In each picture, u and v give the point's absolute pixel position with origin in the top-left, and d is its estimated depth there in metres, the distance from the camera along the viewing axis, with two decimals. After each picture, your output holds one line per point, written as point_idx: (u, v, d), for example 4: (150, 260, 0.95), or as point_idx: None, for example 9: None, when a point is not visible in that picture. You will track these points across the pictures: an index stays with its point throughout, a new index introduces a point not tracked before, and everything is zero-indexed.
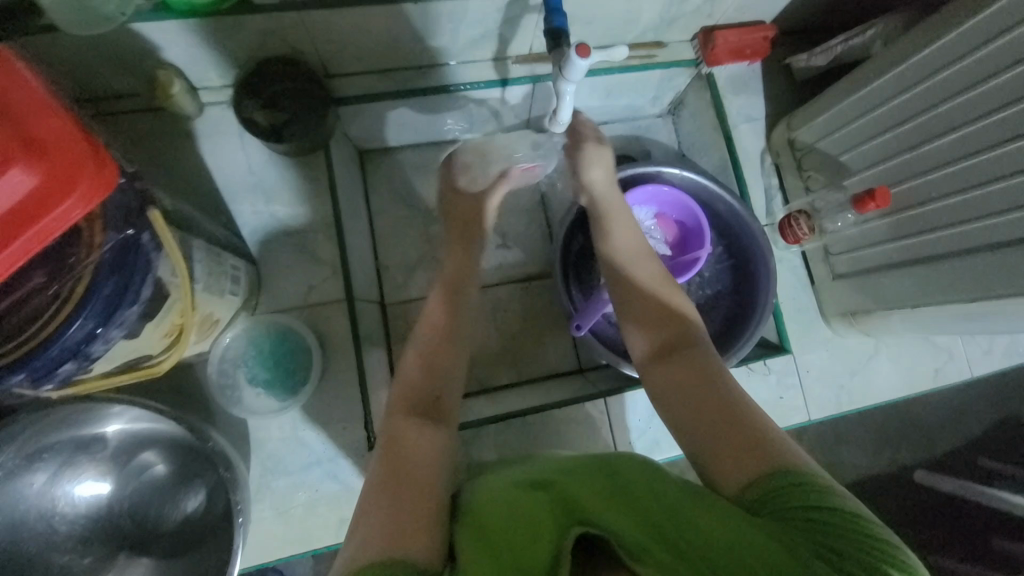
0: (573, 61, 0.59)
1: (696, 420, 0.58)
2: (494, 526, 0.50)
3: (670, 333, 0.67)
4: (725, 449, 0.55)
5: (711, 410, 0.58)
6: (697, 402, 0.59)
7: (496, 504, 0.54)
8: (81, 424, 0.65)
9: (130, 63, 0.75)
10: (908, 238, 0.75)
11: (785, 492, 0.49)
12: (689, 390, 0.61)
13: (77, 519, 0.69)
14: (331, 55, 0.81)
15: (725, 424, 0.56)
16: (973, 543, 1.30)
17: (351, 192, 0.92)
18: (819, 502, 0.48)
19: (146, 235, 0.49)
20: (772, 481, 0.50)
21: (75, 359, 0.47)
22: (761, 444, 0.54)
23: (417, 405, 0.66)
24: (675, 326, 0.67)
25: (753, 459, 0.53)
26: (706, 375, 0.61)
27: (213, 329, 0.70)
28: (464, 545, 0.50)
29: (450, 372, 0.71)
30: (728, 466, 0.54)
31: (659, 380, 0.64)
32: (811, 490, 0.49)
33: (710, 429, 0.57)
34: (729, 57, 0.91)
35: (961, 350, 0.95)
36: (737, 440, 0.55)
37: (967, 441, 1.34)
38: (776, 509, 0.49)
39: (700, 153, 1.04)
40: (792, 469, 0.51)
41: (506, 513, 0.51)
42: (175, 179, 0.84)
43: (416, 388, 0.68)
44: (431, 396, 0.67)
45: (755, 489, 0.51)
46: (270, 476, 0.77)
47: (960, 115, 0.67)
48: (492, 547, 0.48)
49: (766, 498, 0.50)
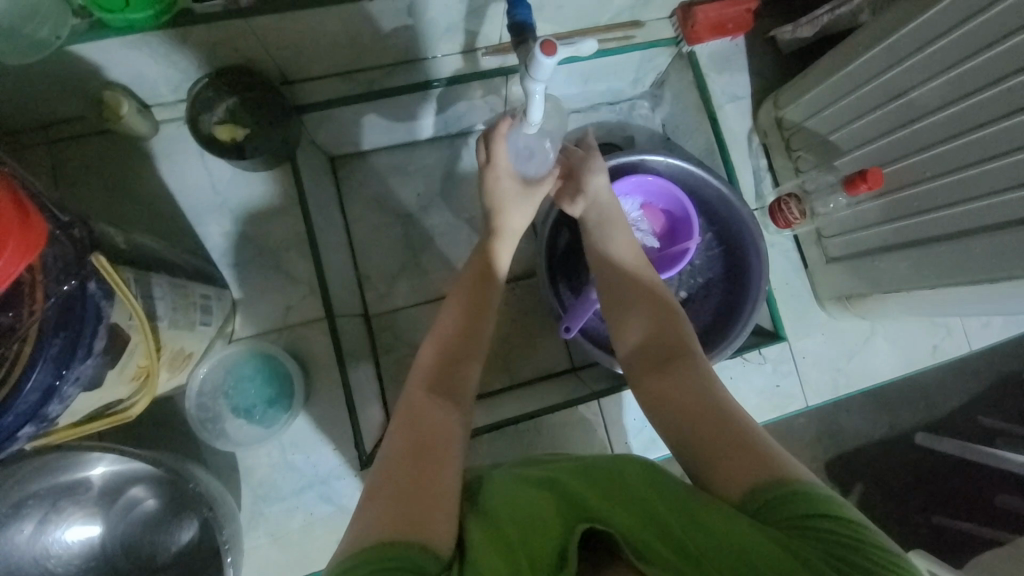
0: (539, 60, 0.55)
1: (690, 422, 0.56)
2: (502, 520, 0.48)
3: (662, 334, 0.66)
4: (722, 452, 0.53)
5: (708, 416, 0.56)
6: (691, 404, 0.58)
7: (502, 497, 0.52)
8: (61, 472, 0.63)
9: (74, 86, 0.70)
10: (904, 219, 0.72)
11: (786, 498, 0.47)
12: (683, 392, 0.59)
13: (73, 561, 0.69)
14: (288, 62, 0.76)
15: (720, 426, 0.55)
16: (975, 503, 1.31)
17: (323, 202, 0.89)
18: (821, 509, 0.46)
19: (92, 284, 0.46)
20: (771, 487, 0.48)
21: (33, 422, 0.45)
22: (758, 448, 0.52)
23: (440, 385, 0.62)
24: (667, 332, 0.66)
25: (752, 463, 0.51)
26: (698, 378, 0.60)
27: (187, 362, 0.68)
28: (472, 533, 0.48)
29: (474, 352, 0.67)
30: (725, 470, 0.52)
31: (650, 383, 0.62)
32: (812, 496, 0.47)
33: (705, 431, 0.55)
34: (712, 34, 0.86)
35: (960, 324, 0.93)
36: (734, 443, 0.53)
37: (966, 403, 1.34)
38: (777, 517, 0.47)
39: (685, 137, 1.00)
40: (791, 475, 0.49)
41: (513, 508, 0.49)
42: (137, 204, 0.80)
43: (439, 369, 0.64)
44: (455, 378, 0.63)
45: (754, 496, 0.49)
46: (262, 503, 0.76)
47: (956, 89, 0.63)
48: (498, 538, 0.46)
49: (766, 504, 0.48)
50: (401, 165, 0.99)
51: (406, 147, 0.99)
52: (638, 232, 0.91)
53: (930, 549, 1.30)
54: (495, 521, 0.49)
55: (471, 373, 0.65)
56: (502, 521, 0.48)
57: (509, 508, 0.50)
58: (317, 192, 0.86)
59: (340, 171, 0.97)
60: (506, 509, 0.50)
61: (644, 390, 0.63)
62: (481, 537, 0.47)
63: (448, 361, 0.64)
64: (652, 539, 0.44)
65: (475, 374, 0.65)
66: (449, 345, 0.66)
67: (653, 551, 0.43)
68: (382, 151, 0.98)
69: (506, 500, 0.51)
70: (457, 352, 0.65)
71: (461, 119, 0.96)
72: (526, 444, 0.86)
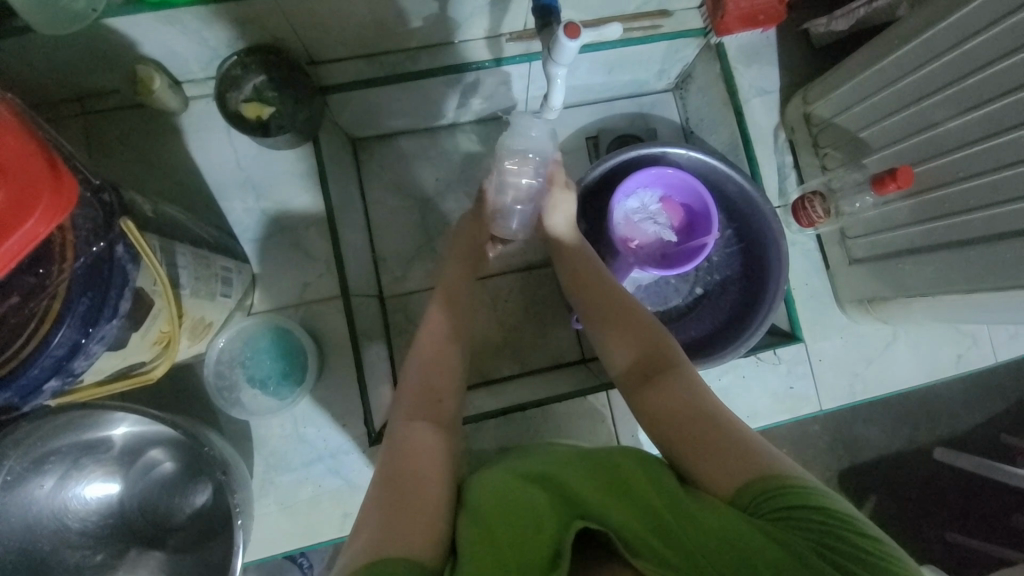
0: (562, 43, 0.55)
1: (679, 429, 0.56)
2: (498, 518, 0.49)
3: (644, 350, 0.66)
4: (713, 454, 0.53)
5: (694, 427, 0.55)
6: (682, 409, 0.58)
7: (495, 493, 0.53)
8: (85, 429, 0.66)
9: (110, 58, 0.73)
10: (936, 220, 0.70)
11: (776, 492, 0.48)
12: (671, 400, 0.59)
13: (90, 517, 0.72)
14: (314, 43, 0.77)
15: (708, 430, 0.55)
16: (993, 522, 1.27)
17: (344, 183, 0.90)
18: (809, 500, 0.47)
19: (119, 247, 0.48)
20: (761, 482, 0.49)
21: (59, 375, 0.47)
22: (748, 446, 0.52)
23: (419, 406, 0.65)
24: (650, 346, 0.66)
25: (743, 462, 0.51)
26: (687, 384, 0.60)
27: (207, 331, 0.70)
28: (464, 535, 0.49)
29: (452, 376, 0.70)
30: (716, 469, 0.52)
31: (642, 394, 0.62)
32: (804, 490, 0.47)
33: (694, 437, 0.55)
34: (742, 25, 0.83)
35: (987, 335, 0.90)
36: (723, 444, 0.53)
37: (988, 419, 1.30)
38: (768, 510, 0.47)
39: (709, 131, 0.98)
40: (781, 470, 0.50)
41: (510, 505, 0.51)
42: (165, 178, 0.82)
43: (417, 390, 0.67)
44: (434, 400, 0.66)
45: (746, 491, 0.49)
46: (273, 472, 0.78)
47: (995, 86, 0.60)
48: (491, 536, 0.48)
49: (756, 499, 0.48)
50: (421, 150, 0.99)
51: (426, 132, 1.00)
52: (655, 225, 0.90)
53: (941, 565, 1.26)
54: (491, 517, 0.50)
55: (447, 394, 0.68)
56: (495, 518, 0.49)
57: (505, 507, 0.51)
58: (337, 172, 0.87)
59: (362, 153, 0.98)
60: (500, 506, 0.51)
61: (637, 407, 0.63)
62: (475, 540, 0.48)
63: (428, 384, 0.68)
64: (645, 537, 0.45)
65: (451, 396, 0.68)
66: (435, 368, 0.70)
67: (646, 548, 0.44)
68: (403, 135, 0.99)
69: (501, 498, 0.52)
70: (437, 377, 0.69)
71: (482, 105, 0.96)
72: (533, 432, 0.87)
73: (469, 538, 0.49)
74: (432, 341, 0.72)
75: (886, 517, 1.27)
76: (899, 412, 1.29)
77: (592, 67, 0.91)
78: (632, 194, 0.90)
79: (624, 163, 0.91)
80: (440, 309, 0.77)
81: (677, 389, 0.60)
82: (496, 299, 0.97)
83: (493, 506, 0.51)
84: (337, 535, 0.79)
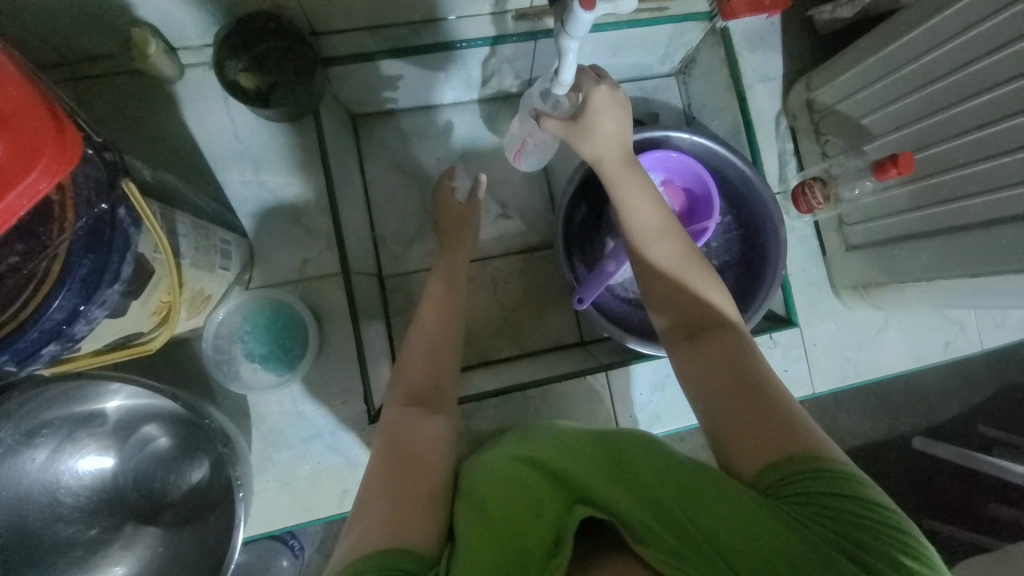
0: (577, 14, 0.54)
1: (721, 394, 0.55)
2: (502, 505, 0.50)
3: (696, 312, 0.63)
4: (752, 426, 0.52)
5: (741, 394, 0.54)
6: (725, 379, 0.56)
7: (494, 481, 0.54)
8: (79, 400, 0.65)
9: (103, 19, 0.70)
10: (933, 207, 0.71)
11: (804, 475, 0.48)
12: (715, 367, 0.57)
13: (82, 492, 0.70)
14: (316, 12, 0.75)
15: (749, 400, 0.54)
16: (968, 509, 1.32)
17: (344, 159, 0.88)
18: (835, 487, 0.47)
19: (122, 211, 0.46)
20: (790, 463, 0.49)
21: (59, 340, 0.45)
22: (787, 423, 0.52)
23: (416, 397, 0.65)
24: (702, 307, 0.63)
25: (773, 439, 0.51)
26: (732, 350, 0.58)
27: (205, 305, 0.69)
28: (462, 523, 0.49)
29: (448, 365, 0.70)
30: (747, 443, 0.52)
31: (682, 355, 0.61)
32: (833, 475, 0.47)
33: (731, 406, 0.54)
34: (748, 10, 0.82)
35: (974, 323, 0.93)
36: (759, 417, 0.53)
37: (967, 410, 1.34)
38: (789, 493, 0.47)
39: (711, 117, 0.99)
40: (810, 452, 0.49)
41: (514, 493, 0.51)
42: (160, 148, 0.80)
43: (415, 380, 0.67)
44: (429, 390, 0.66)
45: (770, 472, 0.49)
46: (272, 449, 0.78)
47: (995, 74, 0.62)
48: (491, 526, 0.47)
49: (780, 480, 0.49)
50: (422, 129, 0.98)
51: (428, 110, 0.98)
52: None
53: None
54: (492, 505, 0.50)
55: (444, 381, 0.68)
56: (495, 506, 0.50)
57: (507, 494, 0.51)
58: (338, 148, 0.86)
59: (362, 130, 0.96)
60: (500, 493, 0.52)
61: (678, 363, 0.61)
62: (473, 525, 0.48)
63: (429, 374, 0.68)
64: (650, 524, 0.45)
65: (450, 383, 0.68)
66: (428, 355, 0.70)
67: (651, 533, 0.45)
68: (404, 113, 0.97)
69: (502, 485, 0.53)
70: (432, 366, 0.69)
71: (486, 84, 0.95)
72: (531, 411, 0.87)
73: (467, 524, 0.49)
74: (424, 334, 0.72)
75: None
76: (881, 402, 1.33)
77: (597, 48, 0.90)
78: None
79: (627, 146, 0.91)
80: (434, 301, 0.77)
81: (722, 357, 0.58)
82: (495, 280, 0.97)
83: (492, 495, 0.52)
84: (335, 512, 0.79)
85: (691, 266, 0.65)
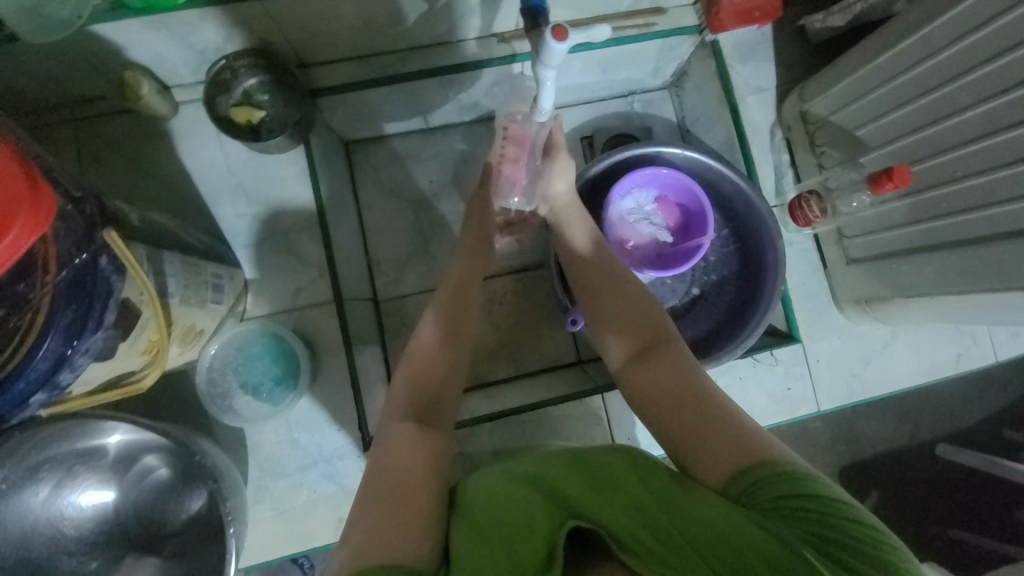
0: (550, 45, 0.54)
1: (674, 416, 0.55)
2: (494, 519, 0.49)
3: (644, 334, 0.63)
4: (708, 442, 0.52)
5: (690, 414, 0.54)
6: (675, 398, 0.56)
7: (489, 495, 0.52)
8: (79, 437, 0.66)
9: (98, 63, 0.72)
10: (932, 220, 0.69)
11: (766, 482, 0.47)
12: (664, 384, 0.57)
13: (85, 523, 0.72)
14: (303, 45, 0.76)
15: (700, 417, 0.53)
16: (994, 517, 1.26)
17: (336, 187, 0.89)
18: (798, 488, 0.46)
19: (103, 259, 0.48)
20: (751, 472, 0.48)
21: (45, 388, 0.47)
22: (741, 433, 0.51)
23: (416, 407, 0.63)
24: (649, 329, 0.63)
25: (731, 449, 0.51)
26: (682, 364, 0.59)
27: (198, 339, 0.70)
28: (459, 539, 0.48)
29: (450, 376, 0.68)
30: (707, 456, 0.51)
31: (633, 381, 0.60)
32: (794, 477, 0.47)
33: (687, 422, 0.54)
34: (736, 22, 0.81)
35: (987, 333, 0.89)
36: (714, 428, 0.52)
37: (990, 414, 1.29)
38: (760, 500, 0.46)
39: (705, 130, 0.97)
40: (770, 458, 0.49)
41: (501, 510, 0.49)
42: (156, 183, 0.82)
43: (416, 391, 0.65)
44: (430, 399, 0.65)
45: (736, 481, 0.48)
46: (268, 478, 0.78)
47: (986, 87, 0.60)
48: (485, 543, 0.46)
49: (746, 489, 0.48)
50: (415, 151, 0.98)
51: (420, 133, 0.99)
52: (650, 225, 0.89)
53: (943, 562, 1.25)
54: (483, 521, 0.49)
55: (444, 395, 0.66)
56: (489, 520, 0.49)
57: (496, 509, 0.50)
58: (330, 175, 0.87)
59: (354, 156, 0.97)
60: (494, 507, 0.50)
61: (631, 388, 0.60)
62: (471, 545, 0.47)
63: (427, 382, 0.66)
64: (640, 536, 0.44)
65: (453, 394, 0.67)
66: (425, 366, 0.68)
67: (637, 543, 0.43)
68: (396, 136, 0.98)
69: (495, 500, 0.51)
70: (430, 378, 0.67)
71: (477, 106, 0.95)
72: (527, 435, 0.86)
73: (462, 542, 0.48)
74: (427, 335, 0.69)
75: (886, 515, 1.26)
76: (900, 409, 1.28)
77: (585, 66, 0.90)
78: (627, 194, 0.88)
79: (619, 163, 0.90)
80: (438, 309, 0.73)
81: (671, 375, 0.58)
82: (490, 301, 0.97)
83: (484, 509, 0.50)
84: (333, 540, 0.79)
85: (636, 292, 0.67)
